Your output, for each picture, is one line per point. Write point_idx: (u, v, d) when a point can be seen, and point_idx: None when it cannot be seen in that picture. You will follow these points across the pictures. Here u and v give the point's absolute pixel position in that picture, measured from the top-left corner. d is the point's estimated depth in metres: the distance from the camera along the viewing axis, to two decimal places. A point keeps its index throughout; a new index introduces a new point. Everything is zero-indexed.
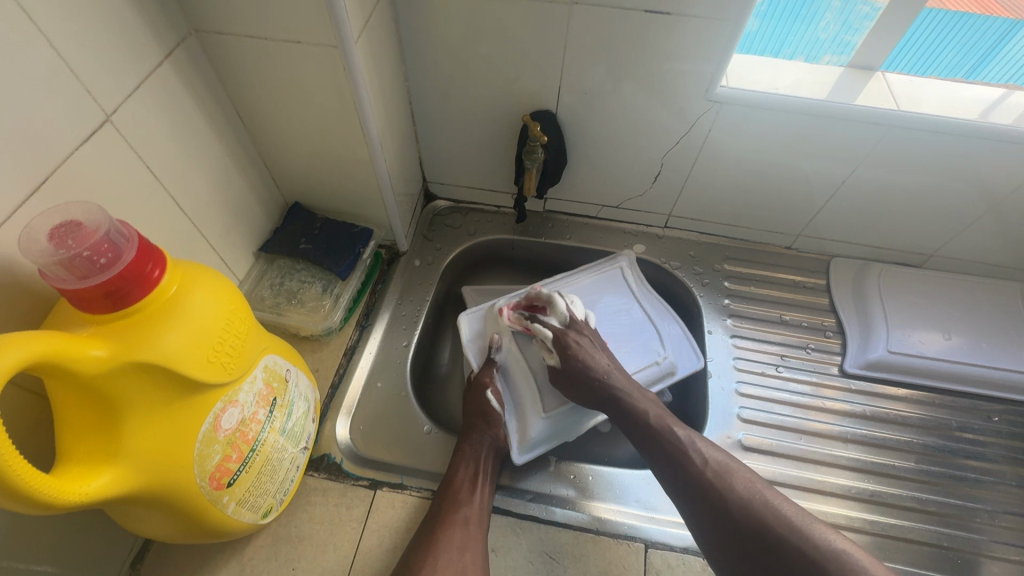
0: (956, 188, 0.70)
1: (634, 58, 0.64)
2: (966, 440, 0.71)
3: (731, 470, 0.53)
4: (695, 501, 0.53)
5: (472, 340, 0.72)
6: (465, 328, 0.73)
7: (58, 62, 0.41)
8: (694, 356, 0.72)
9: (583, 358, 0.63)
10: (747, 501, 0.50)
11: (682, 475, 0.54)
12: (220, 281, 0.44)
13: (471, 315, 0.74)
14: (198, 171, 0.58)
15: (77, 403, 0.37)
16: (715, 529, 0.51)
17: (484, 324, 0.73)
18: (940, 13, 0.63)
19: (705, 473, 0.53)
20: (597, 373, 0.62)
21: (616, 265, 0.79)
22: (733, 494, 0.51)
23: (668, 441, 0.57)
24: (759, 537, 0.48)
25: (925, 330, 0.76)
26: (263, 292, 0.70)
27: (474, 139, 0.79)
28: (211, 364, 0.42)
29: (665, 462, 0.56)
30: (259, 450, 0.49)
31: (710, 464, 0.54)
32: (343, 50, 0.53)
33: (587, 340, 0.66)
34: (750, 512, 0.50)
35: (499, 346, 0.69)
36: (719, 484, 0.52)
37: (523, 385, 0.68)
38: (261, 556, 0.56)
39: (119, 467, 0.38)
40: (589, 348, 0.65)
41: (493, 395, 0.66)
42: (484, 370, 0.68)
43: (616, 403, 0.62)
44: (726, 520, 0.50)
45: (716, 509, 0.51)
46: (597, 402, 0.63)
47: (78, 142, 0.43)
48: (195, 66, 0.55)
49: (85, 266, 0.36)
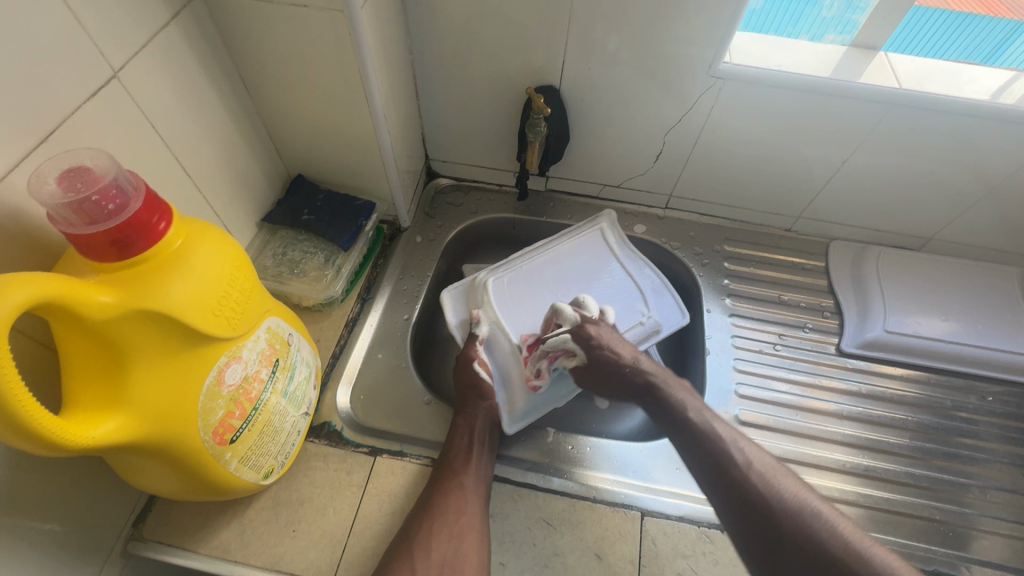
0: (957, 169, 0.70)
1: (639, 32, 0.64)
2: (960, 419, 0.72)
3: (776, 476, 0.51)
4: (735, 503, 0.51)
5: (455, 314, 0.72)
6: (448, 304, 0.73)
7: (65, 14, 0.41)
8: (677, 313, 0.72)
9: (607, 349, 0.62)
10: (791, 506, 0.48)
11: (724, 474, 0.53)
12: (225, 238, 0.45)
13: (454, 290, 0.74)
14: (203, 136, 0.58)
15: (84, 348, 0.37)
16: (753, 534, 0.49)
17: (468, 298, 0.73)
18: (942, 13, 0.67)
19: (749, 475, 0.52)
20: (624, 362, 0.62)
21: (595, 227, 0.79)
22: (774, 498, 0.49)
23: (710, 438, 0.56)
24: (801, 545, 0.46)
25: (922, 311, 0.77)
26: (266, 261, 0.70)
27: (476, 115, 0.79)
28: (216, 318, 0.42)
29: (706, 458, 0.55)
30: (261, 409, 0.50)
31: (753, 466, 0.52)
32: (348, 15, 0.53)
33: (607, 330, 0.64)
34: (793, 518, 0.48)
35: (480, 320, 0.68)
36: (763, 487, 0.50)
37: (508, 356, 0.68)
38: (262, 518, 0.56)
39: (125, 414, 0.38)
40: (610, 335, 0.64)
41: (481, 366, 0.66)
42: (469, 344, 0.67)
43: (647, 390, 0.62)
44: (768, 526, 0.48)
45: (755, 512, 0.49)
46: (624, 387, 0.64)
47: (85, 96, 0.44)
48: (201, 29, 0.55)
49: (93, 210, 0.37)
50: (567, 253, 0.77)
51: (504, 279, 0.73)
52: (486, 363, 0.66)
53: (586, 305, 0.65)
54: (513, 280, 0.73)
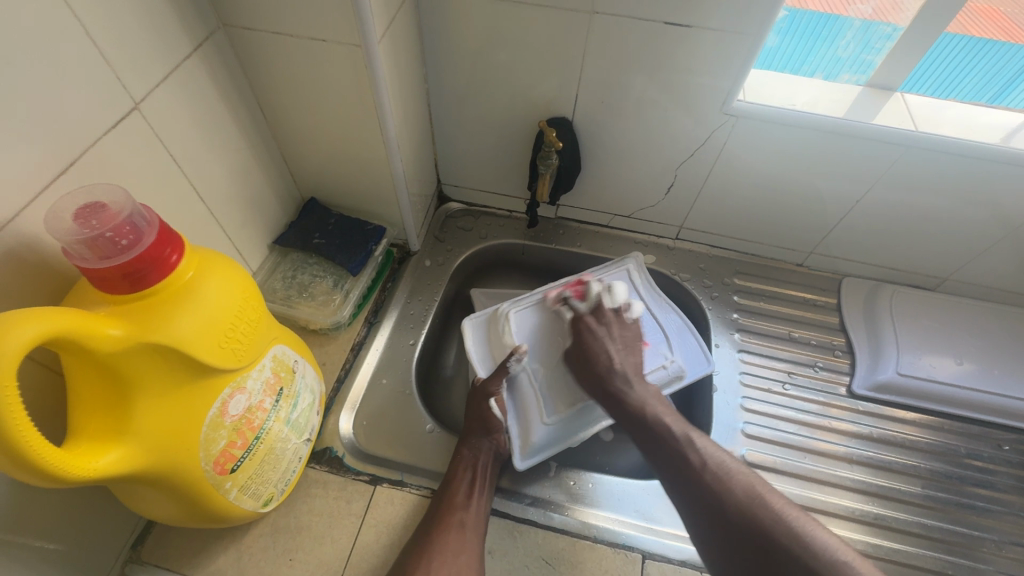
0: (974, 211, 0.69)
1: (653, 70, 0.64)
2: (974, 468, 0.70)
3: (731, 472, 0.51)
4: (690, 501, 0.50)
5: (477, 346, 0.71)
6: (469, 333, 0.71)
7: (92, 49, 0.42)
8: (702, 360, 0.72)
9: (592, 346, 0.63)
10: (744, 501, 0.48)
11: (678, 471, 0.52)
12: (234, 269, 0.45)
13: (475, 319, 0.73)
14: (219, 161, 0.59)
15: (92, 379, 0.38)
16: (711, 531, 0.48)
17: (488, 329, 0.71)
18: (961, 39, 0.62)
19: (704, 471, 0.51)
20: (599, 363, 0.61)
21: (623, 268, 0.79)
22: (728, 496, 0.49)
23: (668, 441, 0.55)
24: (756, 539, 0.46)
25: (936, 353, 0.75)
26: (276, 284, 0.71)
27: (489, 143, 0.80)
28: (222, 350, 0.43)
29: (660, 457, 0.54)
30: (264, 438, 0.50)
31: (708, 466, 0.51)
32: (366, 50, 0.54)
33: (607, 328, 0.64)
34: (747, 513, 0.47)
35: (521, 357, 0.65)
36: (713, 481, 0.50)
37: (528, 395, 0.66)
38: (259, 545, 0.56)
39: (128, 446, 0.39)
40: (598, 330, 0.64)
41: (497, 405, 0.63)
42: (494, 377, 0.64)
43: (612, 397, 0.60)
44: (721, 524, 0.48)
45: (711, 511, 0.49)
46: (595, 389, 0.61)
47: (107, 126, 0.45)
48: (222, 60, 0.56)
49: (107, 246, 0.37)
50: None
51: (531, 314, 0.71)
52: (502, 402, 0.64)
53: (618, 295, 0.68)
54: (538, 313, 0.71)
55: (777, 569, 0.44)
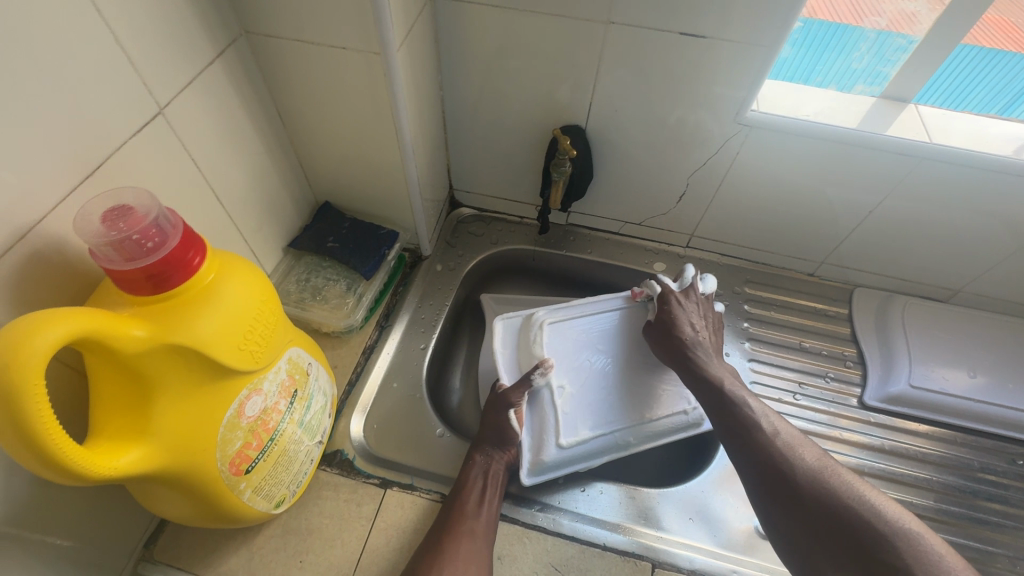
0: (988, 224, 0.69)
1: (666, 80, 0.64)
2: (988, 482, 0.69)
3: (800, 445, 0.55)
4: (762, 479, 0.53)
5: (503, 348, 0.69)
6: (498, 333, 0.70)
7: (120, 55, 0.43)
8: None
9: (678, 315, 0.68)
10: (817, 477, 0.51)
11: (752, 449, 0.55)
12: (254, 272, 0.46)
13: (508, 320, 0.71)
14: (239, 165, 0.60)
15: (114, 379, 0.38)
16: (770, 491, 0.52)
17: (518, 335, 0.70)
18: (974, 49, 0.62)
19: (777, 449, 0.54)
20: (683, 333, 0.66)
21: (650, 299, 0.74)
22: (801, 472, 0.52)
23: (740, 411, 0.59)
24: (820, 503, 0.49)
25: (949, 366, 0.75)
26: (290, 287, 0.72)
27: (502, 150, 0.80)
28: (241, 352, 0.43)
29: (734, 435, 0.58)
30: (277, 440, 0.50)
31: (780, 435, 0.56)
32: (385, 58, 0.55)
33: (691, 306, 0.70)
34: (822, 489, 0.50)
35: (546, 372, 0.64)
36: (787, 457, 0.53)
37: (548, 414, 0.65)
38: (270, 546, 0.56)
39: (147, 445, 0.39)
40: (684, 310, 0.69)
41: (516, 419, 0.62)
42: (517, 390, 0.63)
43: (688, 364, 0.64)
44: (795, 500, 0.51)
45: (783, 486, 0.52)
46: (674, 358, 0.66)
47: (133, 130, 0.46)
48: (243, 66, 0.57)
49: (133, 248, 0.38)
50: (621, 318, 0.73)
51: (560, 329, 0.70)
52: (521, 415, 0.63)
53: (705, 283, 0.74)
54: (567, 330, 0.70)
55: (853, 541, 0.46)
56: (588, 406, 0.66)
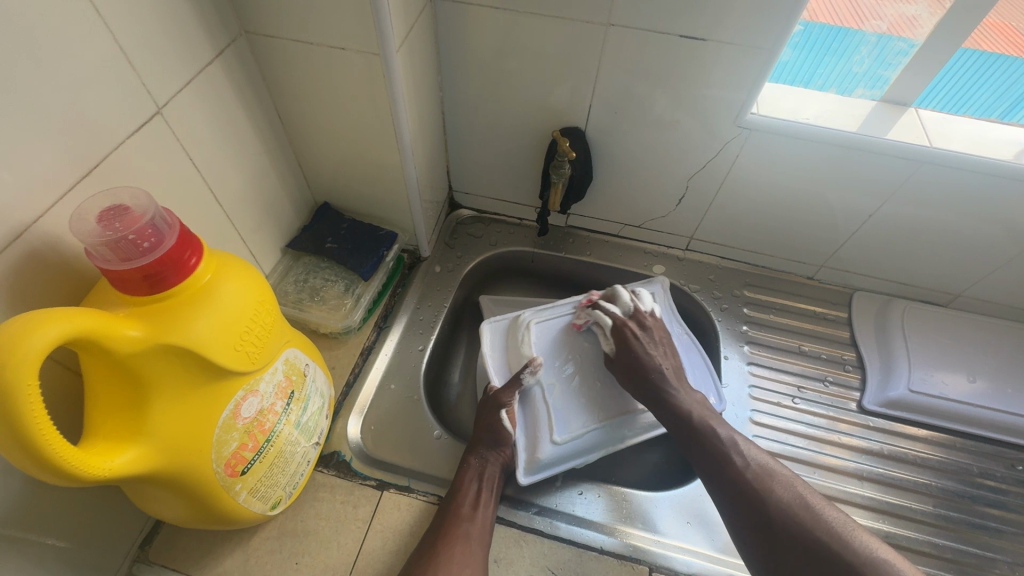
0: (988, 228, 0.69)
1: (666, 82, 0.64)
2: (987, 488, 0.69)
3: (773, 474, 0.55)
4: (738, 513, 0.54)
5: (492, 352, 0.69)
6: (486, 338, 0.70)
7: (118, 54, 0.43)
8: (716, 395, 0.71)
9: (639, 349, 0.64)
10: (790, 512, 0.51)
11: (726, 481, 0.56)
12: (251, 273, 0.46)
13: (494, 325, 0.71)
14: (237, 165, 0.60)
15: (108, 379, 0.38)
16: (747, 523, 0.53)
17: (506, 337, 0.70)
18: (973, 54, 0.62)
19: (749, 484, 0.54)
20: (651, 368, 0.63)
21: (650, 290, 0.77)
22: (774, 506, 0.52)
23: (713, 443, 0.58)
24: (796, 536, 0.50)
25: (948, 371, 0.74)
26: (288, 288, 0.72)
27: (501, 151, 0.80)
28: (236, 353, 0.43)
29: (706, 467, 0.58)
30: (274, 441, 0.50)
31: (752, 466, 0.56)
32: (384, 59, 0.55)
33: (645, 333, 0.66)
34: (795, 526, 0.50)
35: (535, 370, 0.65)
36: (758, 491, 0.54)
37: (541, 411, 0.65)
38: (266, 548, 0.56)
39: (142, 446, 0.39)
40: (643, 342, 0.65)
41: (508, 418, 0.62)
42: (507, 388, 0.64)
43: (660, 400, 0.63)
44: (770, 538, 0.51)
45: (760, 519, 0.52)
46: (642, 392, 0.64)
47: (131, 130, 0.46)
48: (242, 66, 0.57)
49: (129, 248, 0.38)
50: None
51: (547, 326, 0.71)
52: (513, 414, 0.63)
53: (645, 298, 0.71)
54: (556, 327, 0.71)
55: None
56: (580, 402, 0.66)
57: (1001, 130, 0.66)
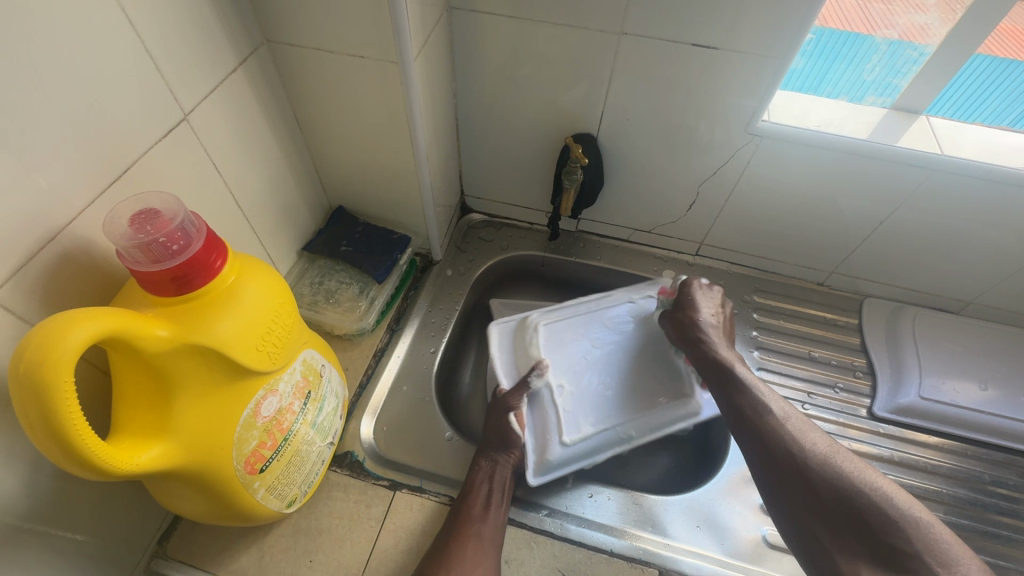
0: (999, 237, 0.69)
1: (678, 89, 0.65)
2: (999, 495, 0.69)
3: (809, 430, 0.54)
4: (768, 463, 0.53)
5: (500, 353, 0.70)
6: (495, 338, 0.71)
7: (150, 64, 0.45)
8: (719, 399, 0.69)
9: (695, 299, 0.69)
10: (829, 465, 0.50)
11: (759, 434, 0.55)
12: (272, 275, 0.47)
13: (502, 325, 0.73)
14: (257, 168, 0.61)
15: (137, 377, 0.39)
16: (777, 473, 0.52)
17: (515, 338, 0.71)
18: (987, 61, 0.62)
19: (786, 436, 0.54)
20: (698, 315, 0.68)
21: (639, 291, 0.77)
22: (808, 455, 0.52)
23: (749, 395, 0.59)
24: (829, 485, 0.49)
25: (959, 378, 0.74)
26: (304, 289, 0.73)
27: (513, 157, 0.81)
28: (258, 353, 0.44)
29: (742, 419, 0.57)
30: (291, 440, 0.51)
31: (789, 420, 0.55)
32: (402, 67, 0.56)
33: (706, 296, 0.70)
34: (834, 480, 0.49)
35: (542, 372, 0.66)
36: (796, 442, 0.53)
37: (550, 413, 0.65)
38: (281, 545, 0.57)
39: (167, 443, 0.40)
40: (698, 293, 0.70)
41: (517, 420, 0.63)
42: (517, 392, 0.65)
43: (698, 343, 0.66)
44: (805, 488, 0.50)
45: (792, 471, 0.51)
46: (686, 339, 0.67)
47: (158, 135, 0.47)
48: (265, 73, 0.59)
49: (159, 251, 0.39)
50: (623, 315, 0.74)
51: (553, 330, 0.71)
52: (522, 416, 0.64)
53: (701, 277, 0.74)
54: (564, 329, 0.72)
55: (863, 526, 0.46)
56: (589, 404, 0.67)
57: (1012, 138, 0.66)
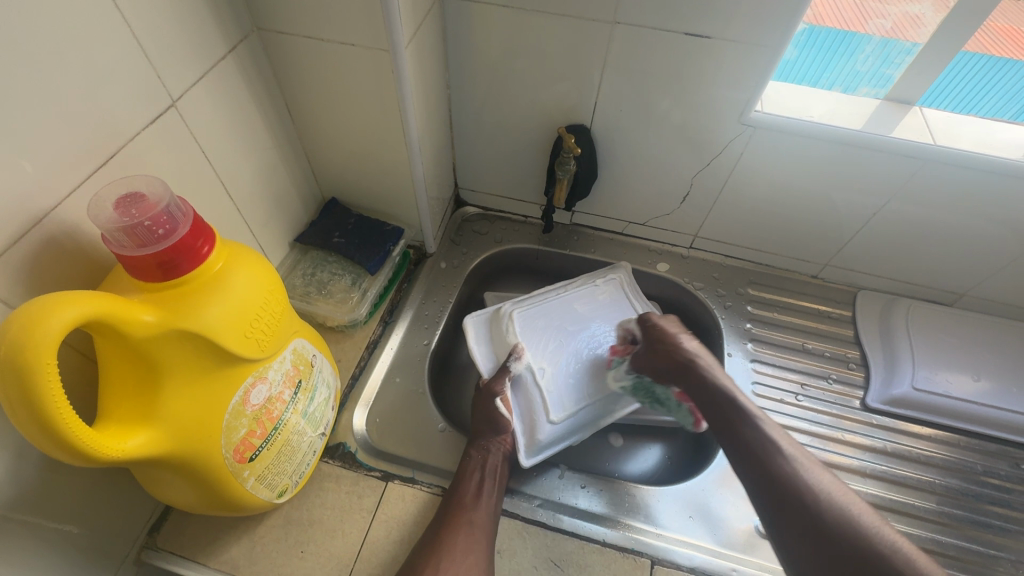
0: (992, 228, 0.69)
1: (671, 80, 0.65)
2: (992, 486, 0.69)
3: (819, 473, 0.49)
4: (778, 512, 0.48)
5: (479, 342, 0.71)
6: (471, 331, 0.72)
7: (136, 49, 0.44)
8: None
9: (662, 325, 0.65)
10: (847, 514, 0.45)
11: (765, 476, 0.50)
12: (261, 263, 0.47)
13: (477, 318, 0.74)
14: (248, 158, 0.61)
15: (122, 363, 0.39)
16: (789, 524, 0.47)
17: (491, 327, 0.72)
18: (982, 57, 0.62)
19: (799, 479, 0.48)
20: (676, 340, 0.63)
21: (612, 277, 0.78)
22: (822, 502, 0.46)
23: (751, 429, 0.53)
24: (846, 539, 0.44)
25: (952, 370, 0.74)
26: (296, 281, 0.73)
27: (507, 149, 0.81)
28: (247, 340, 0.44)
29: (748, 458, 0.52)
30: (281, 429, 0.51)
31: (796, 461, 0.50)
32: (393, 55, 0.55)
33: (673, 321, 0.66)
34: (852, 530, 0.44)
35: (520, 356, 0.67)
36: (810, 488, 0.48)
37: (534, 395, 0.66)
38: (272, 536, 0.57)
39: (154, 429, 0.40)
40: (667, 324, 0.65)
41: (503, 404, 0.64)
42: (498, 377, 0.65)
43: (686, 370, 0.60)
44: (819, 539, 0.45)
45: (804, 520, 0.46)
46: (671, 367, 0.62)
47: (145, 122, 0.47)
48: (255, 62, 0.58)
49: (144, 235, 0.39)
50: (600, 300, 0.76)
51: (530, 315, 0.72)
52: (508, 401, 0.64)
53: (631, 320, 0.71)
54: (542, 315, 0.72)
55: None
56: (572, 383, 0.68)
57: (1010, 131, 0.66)
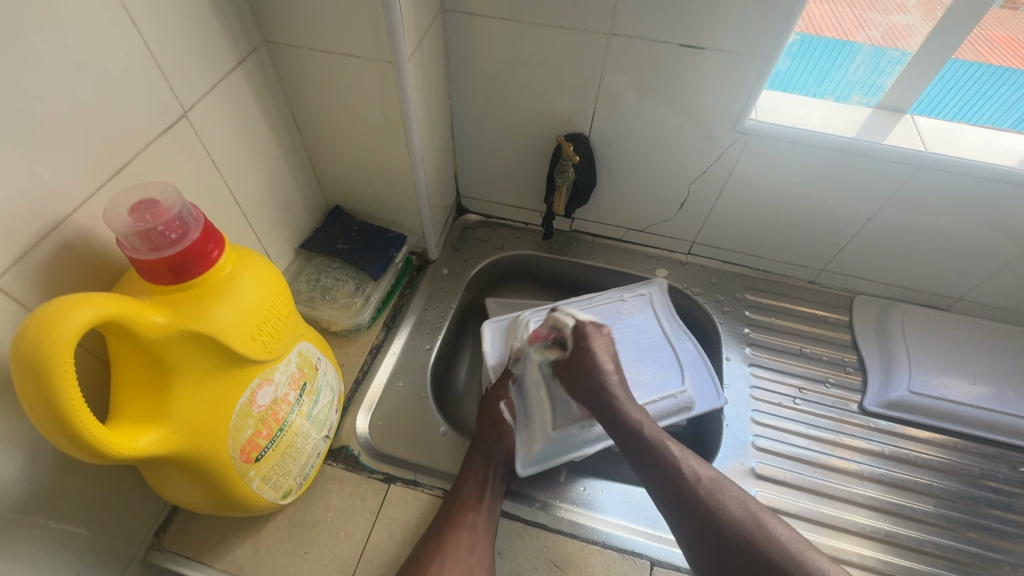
0: (986, 233, 0.70)
1: (666, 90, 0.67)
2: (990, 489, 0.69)
3: (723, 488, 0.53)
4: (689, 530, 0.52)
5: (494, 349, 0.73)
6: (488, 336, 0.74)
7: (150, 62, 0.46)
8: (715, 393, 0.71)
9: (590, 355, 0.64)
10: (741, 529, 0.50)
11: (677, 494, 0.53)
12: (268, 267, 0.48)
13: (496, 323, 0.75)
14: (254, 167, 0.63)
15: (135, 363, 0.40)
16: (698, 541, 0.51)
17: (506, 335, 0.74)
18: (980, 67, 0.64)
19: (702, 497, 0.52)
20: (600, 373, 0.62)
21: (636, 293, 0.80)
22: (727, 519, 0.51)
23: (660, 453, 0.56)
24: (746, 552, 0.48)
25: (949, 373, 0.75)
26: (300, 286, 0.74)
27: (508, 157, 0.83)
28: (255, 341, 0.45)
29: (659, 480, 0.55)
30: (286, 430, 0.52)
31: (702, 480, 0.54)
32: (396, 66, 0.57)
33: (603, 342, 0.66)
34: (748, 543, 0.49)
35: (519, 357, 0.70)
36: (713, 510, 0.51)
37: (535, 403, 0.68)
38: (276, 537, 0.58)
39: (164, 428, 0.41)
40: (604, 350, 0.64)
41: (505, 407, 0.67)
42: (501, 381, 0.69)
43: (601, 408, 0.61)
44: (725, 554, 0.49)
45: (711, 536, 0.50)
46: (588, 400, 0.62)
47: (158, 131, 0.48)
48: (262, 73, 0.60)
49: (158, 239, 0.40)
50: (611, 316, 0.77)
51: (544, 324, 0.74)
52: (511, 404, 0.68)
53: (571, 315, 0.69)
54: None
55: None
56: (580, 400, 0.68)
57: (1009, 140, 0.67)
